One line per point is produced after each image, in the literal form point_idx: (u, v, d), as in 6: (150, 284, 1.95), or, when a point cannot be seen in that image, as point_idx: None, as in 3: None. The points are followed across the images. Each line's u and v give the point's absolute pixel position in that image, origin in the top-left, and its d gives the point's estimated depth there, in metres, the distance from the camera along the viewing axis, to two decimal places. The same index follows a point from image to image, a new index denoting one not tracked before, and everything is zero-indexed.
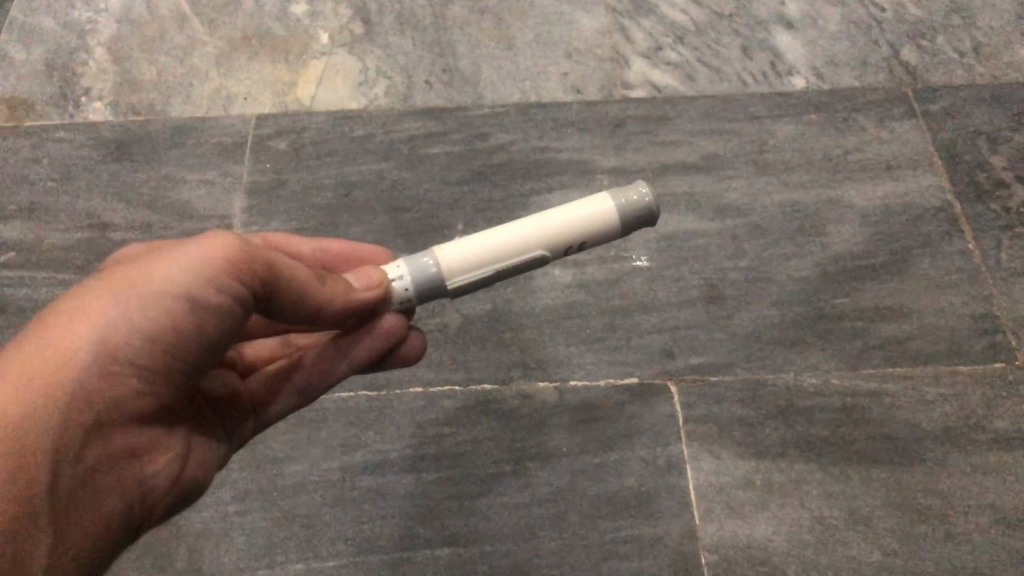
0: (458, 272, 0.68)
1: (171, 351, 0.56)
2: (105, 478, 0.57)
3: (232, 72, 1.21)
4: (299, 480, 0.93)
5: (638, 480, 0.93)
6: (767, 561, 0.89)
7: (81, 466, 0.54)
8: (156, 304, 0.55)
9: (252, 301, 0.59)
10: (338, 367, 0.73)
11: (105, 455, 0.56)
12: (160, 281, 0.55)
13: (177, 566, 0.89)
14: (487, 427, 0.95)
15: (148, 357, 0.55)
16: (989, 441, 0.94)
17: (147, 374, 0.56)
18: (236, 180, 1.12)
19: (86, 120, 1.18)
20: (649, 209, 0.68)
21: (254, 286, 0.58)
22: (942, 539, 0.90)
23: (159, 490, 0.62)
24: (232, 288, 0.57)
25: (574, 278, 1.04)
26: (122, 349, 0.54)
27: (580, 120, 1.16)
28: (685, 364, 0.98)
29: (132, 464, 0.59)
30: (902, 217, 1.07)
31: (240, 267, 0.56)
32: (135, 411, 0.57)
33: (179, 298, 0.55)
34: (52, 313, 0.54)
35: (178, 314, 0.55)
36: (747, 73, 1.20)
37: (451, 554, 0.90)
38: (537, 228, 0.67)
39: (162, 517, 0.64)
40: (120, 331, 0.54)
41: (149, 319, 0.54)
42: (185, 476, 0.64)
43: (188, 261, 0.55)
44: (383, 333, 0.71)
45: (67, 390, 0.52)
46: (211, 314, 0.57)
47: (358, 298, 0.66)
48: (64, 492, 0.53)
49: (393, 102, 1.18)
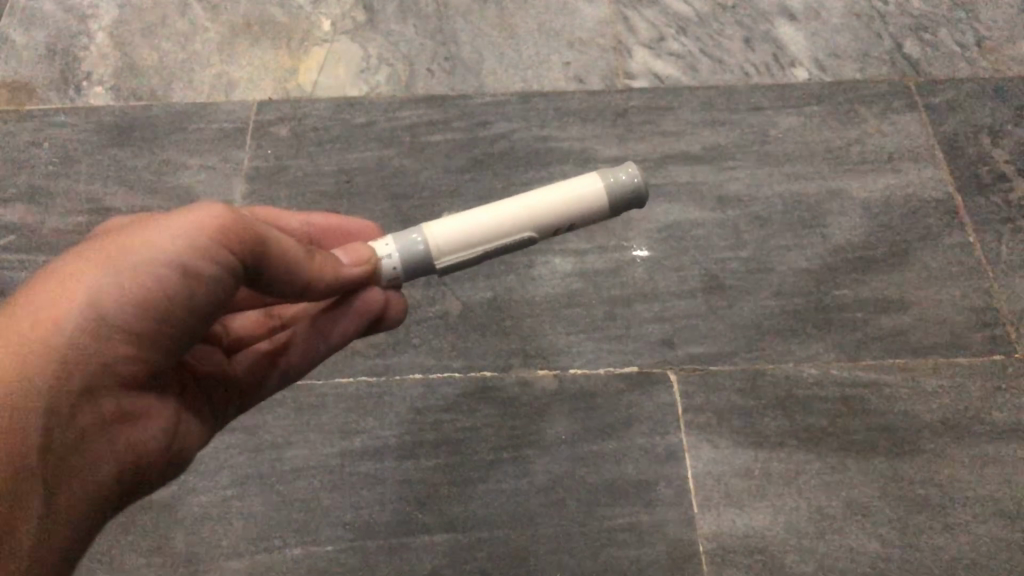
0: (446, 251, 0.68)
1: (162, 317, 0.56)
2: (100, 442, 0.57)
3: (234, 58, 1.21)
4: (298, 465, 0.92)
5: (637, 469, 0.93)
6: (765, 550, 0.89)
7: (71, 429, 0.54)
8: (146, 272, 0.54)
9: (241, 271, 0.58)
10: (318, 345, 0.73)
11: (98, 418, 0.57)
12: (149, 249, 0.54)
13: (175, 549, 0.89)
14: (486, 414, 0.95)
15: (139, 324, 0.55)
16: (987, 433, 0.94)
17: (137, 340, 0.56)
18: (237, 166, 1.12)
19: (86, 105, 1.18)
20: (637, 191, 0.69)
21: (244, 256, 0.57)
22: (940, 530, 0.90)
23: (149, 455, 0.62)
24: (224, 259, 0.56)
25: (574, 267, 1.04)
26: (111, 316, 0.54)
27: (582, 109, 1.16)
28: (685, 353, 0.98)
29: (125, 427, 0.59)
30: (902, 209, 1.07)
31: (231, 237, 0.56)
32: (124, 376, 0.57)
33: (171, 267, 0.54)
34: (44, 277, 0.54)
35: (168, 282, 0.55)
36: (749, 65, 1.20)
37: (450, 540, 0.90)
38: (527, 207, 0.68)
39: (153, 482, 0.65)
40: (111, 298, 0.53)
41: (139, 287, 0.54)
42: (173, 444, 0.65)
43: (179, 230, 0.55)
44: (362, 309, 0.71)
45: (59, 354, 0.52)
46: (201, 283, 0.56)
47: (344, 274, 0.66)
48: (58, 454, 0.54)
49: (394, 89, 1.18)
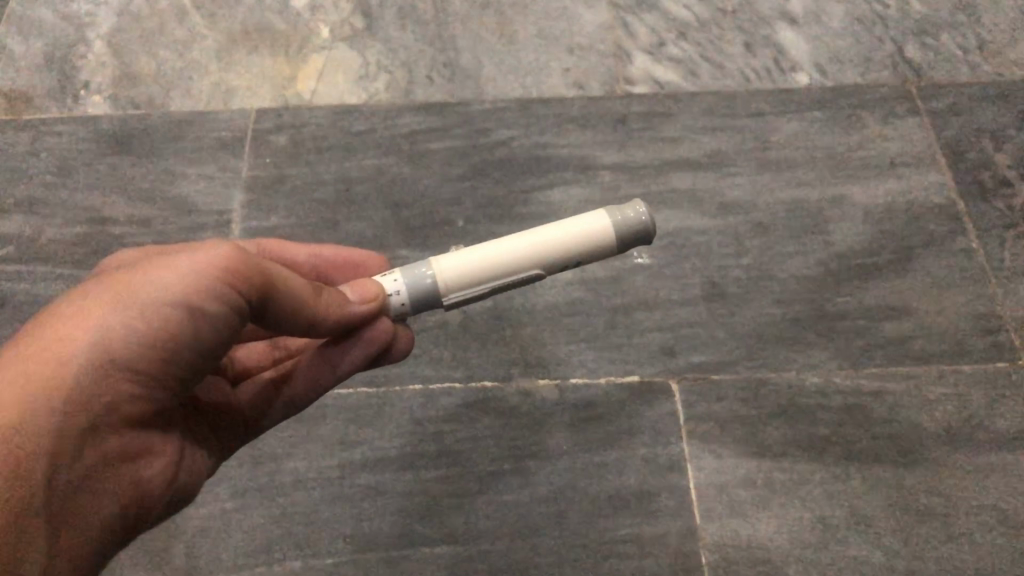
0: (453, 287, 0.68)
1: (168, 357, 0.55)
2: (101, 480, 0.57)
3: (232, 66, 1.21)
4: (298, 477, 0.92)
5: (639, 479, 0.92)
6: (768, 561, 0.89)
7: (74, 468, 0.54)
8: (153, 312, 0.54)
9: (247, 310, 0.58)
10: (324, 377, 0.71)
11: (101, 457, 0.56)
12: (157, 288, 0.54)
13: (175, 563, 0.88)
14: (487, 425, 0.95)
15: (144, 364, 0.54)
16: (991, 442, 0.94)
17: (143, 379, 0.55)
18: (236, 175, 1.12)
19: (84, 114, 1.17)
20: (645, 229, 0.68)
21: (251, 296, 0.57)
22: (944, 540, 0.89)
23: (152, 493, 0.62)
24: (230, 297, 0.56)
25: (575, 275, 1.03)
26: (119, 356, 0.53)
27: (582, 116, 1.15)
28: (687, 362, 0.98)
29: (127, 466, 0.59)
30: (904, 215, 1.07)
31: (239, 277, 0.55)
32: (128, 415, 0.56)
33: (178, 307, 0.54)
34: (50, 314, 0.54)
35: (175, 322, 0.54)
36: (750, 69, 1.19)
37: (451, 552, 0.89)
38: (535, 244, 0.67)
39: (156, 518, 0.64)
40: (116, 339, 0.53)
41: (147, 327, 0.54)
42: (177, 479, 0.64)
43: (186, 270, 0.54)
44: (368, 342, 0.68)
45: (63, 394, 0.52)
46: (207, 323, 0.56)
47: (351, 310, 0.65)
48: (59, 493, 0.53)
49: (393, 97, 1.17)
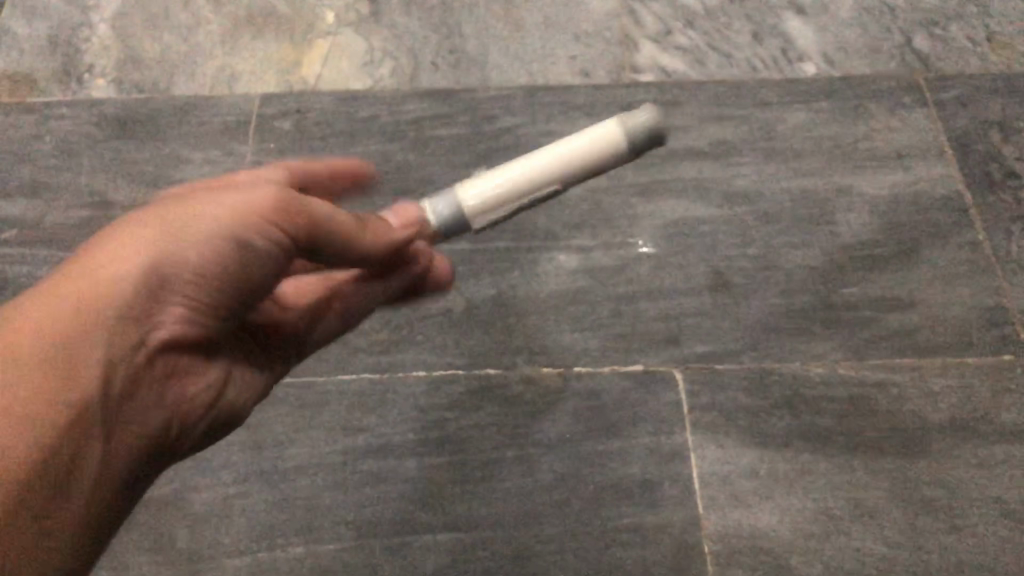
0: (477, 211, 0.71)
1: (218, 284, 0.56)
2: (148, 400, 0.57)
3: (237, 51, 1.20)
4: (300, 463, 0.92)
5: (641, 468, 0.92)
6: (770, 551, 0.88)
7: (127, 382, 0.54)
8: (208, 239, 0.54)
9: (292, 248, 0.59)
10: (375, 298, 0.76)
11: (148, 379, 0.56)
12: (214, 214, 0.55)
13: (178, 548, 0.88)
14: (490, 413, 0.94)
15: (198, 288, 0.55)
16: (994, 434, 0.94)
17: (188, 303, 0.55)
18: (240, 160, 1.11)
19: (87, 97, 1.17)
20: (653, 129, 0.69)
21: (297, 236, 0.58)
22: (946, 532, 0.89)
23: (190, 420, 0.62)
24: (281, 235, 0.57)
25: (579, 263, 1.03)
26: (172, 277, 0.53)
27: (588, 104, 1.15)
28: (690, 351, 0.97)
29: (170, 387, 0.59)
30: (911, 206, 1.06)
31: (291, 217, 0.57)
32: (177, 338, 0.57)
33: (233, 234, 0.55)
34: (102, 233, 0.53)
35: (229, 250, 0.55)
36: (757, 59, 1.19)
37: (453, 539, 0.89)
38: (545, 159, 0.70)
39: (187, 446, 0.64)
40: (170, 258, 0.53)
41: (203, 251, 0.54)
42: (216, 406, 0.64)
43: (239, 203, 0.56)
44: (417, 266, 0.75)
45: (118, 309, 0.51)
46: (257, 254, 0.57)
47: (394, 237, 0.67)
48: (112, 407, 0.53)
49: (399, 83, 1.17)
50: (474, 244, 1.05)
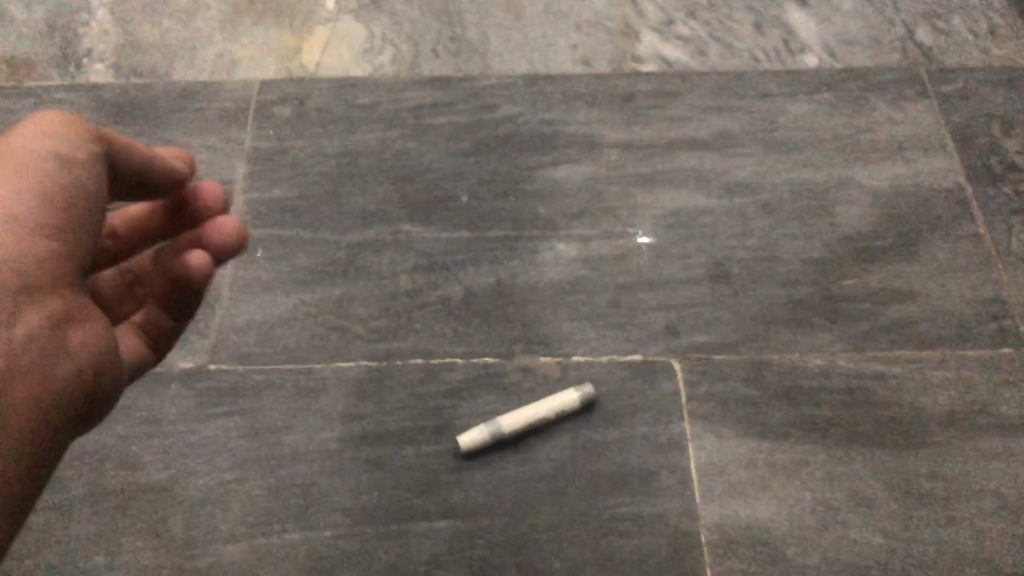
0: None
1: (83, 219, 0.66)
2: (52, 352, 0.63)
3: (237, 37, 1.20)
4: (297, 449, 0.91)
5: (639, 457, 0.91)
6: (768, 542, 0.88)
7: (25, 329, 0.61)
8: (41, 169, 0.63)
9: (100, 166, 0.68)
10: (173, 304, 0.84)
11: (50, 323, 0.63)
12: (34, 151, 0.64)
13: (173, 533, 0.88)
14: (488, 401, 0.94)
15: (52, 220, 0.63)
16: (993, 427, 0.93)
17: (52, 248, 0.63)
18: (239, 146, 1.11)
19: (86, 82, 1.16)
20: None
21: (102, 149, 0.69)
22: (944, 524, 0.89)
23: (99, 362, 0.67)
24: (88, 151, 0.67)
25: (578, 253, 1.03)
26: (24, 213, 0.62)
27: (589, 93, 1.14)
28: (689, 342, 0.97)
29: (72, 330, 0.65)
30: (911, 199, 1.06)
31: (77, 133, 0.67)
32: (57, 280, 0.64)
33: (54, 163, 0.64)
34: None
35: (69, 180, 0.65)
36: (759, 50, 1.18)
37: (448, 527, 0.88)
38: None
39: (106, 392, 0.69)
40: (9, 204, 0.61)
41: (39, 187, 0.63)
42: (110, 358, 0.68)
43: (39, 143, 0.64)
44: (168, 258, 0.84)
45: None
46: (91, 170, 0.67)
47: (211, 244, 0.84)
48: (19, 354, 0.60)
49: (398, 70, 1.17)
50: (474, 232, 1.04)
